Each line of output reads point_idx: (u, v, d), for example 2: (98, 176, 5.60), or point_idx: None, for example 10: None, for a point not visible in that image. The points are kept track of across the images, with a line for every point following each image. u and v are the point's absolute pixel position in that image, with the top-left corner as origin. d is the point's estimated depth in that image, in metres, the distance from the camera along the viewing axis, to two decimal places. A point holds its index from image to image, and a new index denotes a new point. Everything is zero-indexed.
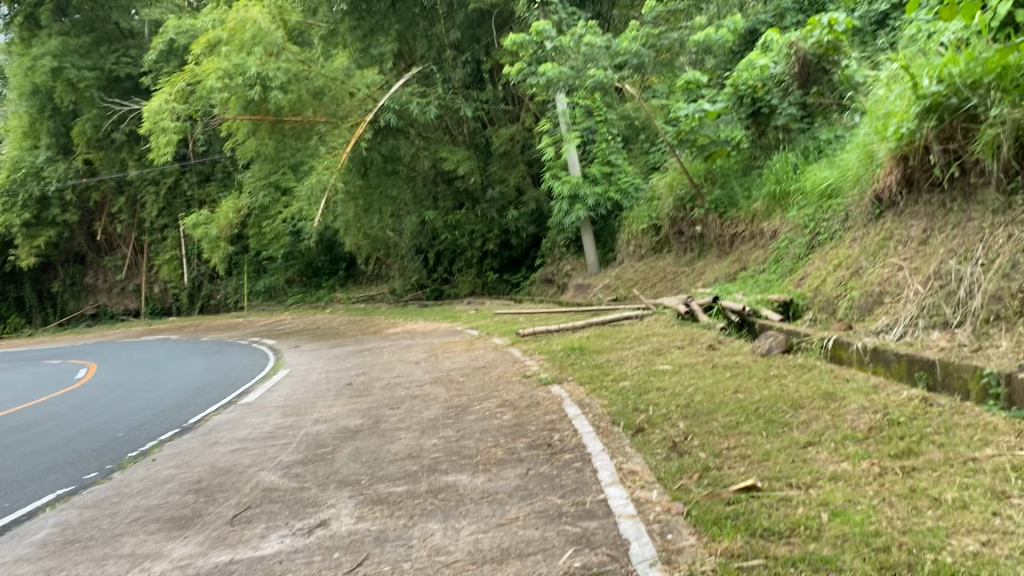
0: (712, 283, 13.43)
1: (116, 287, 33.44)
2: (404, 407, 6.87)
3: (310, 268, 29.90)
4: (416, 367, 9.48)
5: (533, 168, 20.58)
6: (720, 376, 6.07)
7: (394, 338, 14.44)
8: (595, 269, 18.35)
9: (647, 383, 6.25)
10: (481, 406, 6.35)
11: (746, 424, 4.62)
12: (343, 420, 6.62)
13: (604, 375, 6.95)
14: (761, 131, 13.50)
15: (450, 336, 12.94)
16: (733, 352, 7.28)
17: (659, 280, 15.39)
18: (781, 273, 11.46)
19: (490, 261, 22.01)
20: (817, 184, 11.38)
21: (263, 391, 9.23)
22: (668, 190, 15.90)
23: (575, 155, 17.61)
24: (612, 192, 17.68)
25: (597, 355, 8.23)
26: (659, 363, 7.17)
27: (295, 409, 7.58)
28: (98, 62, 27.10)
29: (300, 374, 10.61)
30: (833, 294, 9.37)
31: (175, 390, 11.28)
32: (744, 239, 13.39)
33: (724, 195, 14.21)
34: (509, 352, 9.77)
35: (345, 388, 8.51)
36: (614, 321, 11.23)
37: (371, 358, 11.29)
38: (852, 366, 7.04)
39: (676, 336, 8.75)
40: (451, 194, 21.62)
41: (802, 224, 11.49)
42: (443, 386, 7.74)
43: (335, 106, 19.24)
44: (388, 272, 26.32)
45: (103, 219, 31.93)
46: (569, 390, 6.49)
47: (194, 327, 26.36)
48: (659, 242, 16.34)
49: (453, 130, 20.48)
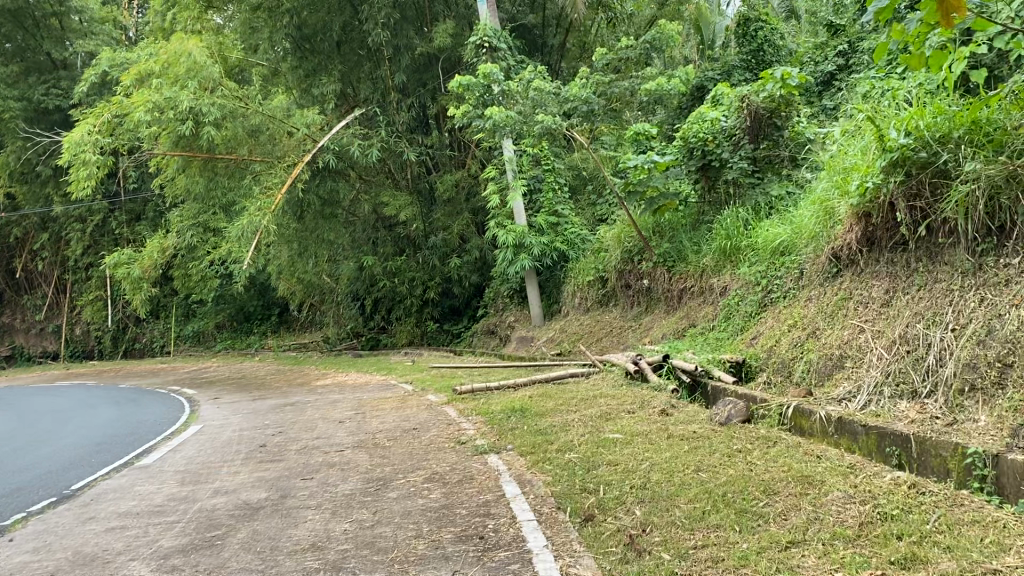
0: (660, 339, 12.85)
1: (35, 328, 31.55)
2: (318, 477, 6.00)
3: (241, 313, 28.76)
4: (340, 428, 8.58)
5: (477, 217, 19.98)
6: (678, 450, 5.37)
7: (321, 391, 13.46)
8: (539, 321, 17.67)
9: (593, 456, 5.51)
10: (406, 479, 5.53)
11: (714, 515, 3.92)
12: (245, 492, 5.73)
13: (547, 444, 6.18)
14: (711, 186, 13.09)
15: (382, 391, 12.03)
16: (689, 420, 6.59)
17: (604, 335, 14.79)
18: (732, 331, 10.93)
19: (430, 310, 21.22)
20: (769, 240, 10.91)
21: (166, 451, 8.20)
22: (615, 242, 15.36)
23: (521, 203, 17.04)
24: (557, 242, 17.15)
25: (540, 419, 7.47)
26: (608, 431, 6.42)
27: (194, 475, 6.63)
28: (26, 92, 25.75)
29: (211, 431, 9.62)
30: (789, 355, 8.85)
31: (72, 445, 10.08)
32: (694, 294, 12.86)
33: (673, 249, 13.73)
34: (443, 412, 8.95)
35: (257, 451, 7.58)
36: (558, 378, 10.49)
37: (294, 414, 10.34)
38: (815, 437, 6.41)
39: (626, 399, 8.04)
40: (391, 240, 20.64)
41: (753, 281, 11.02)
42: (366, 452, 6.88)
43: (271, 145, 18.37)
44: (322, 319, 25.24)
45: (24, 256, 30.15)
46: (507, 462, 5.72)
47: (113, 372, 24.85)
48: (605, 295, 15.78)
49: (396, 174, 19.76)
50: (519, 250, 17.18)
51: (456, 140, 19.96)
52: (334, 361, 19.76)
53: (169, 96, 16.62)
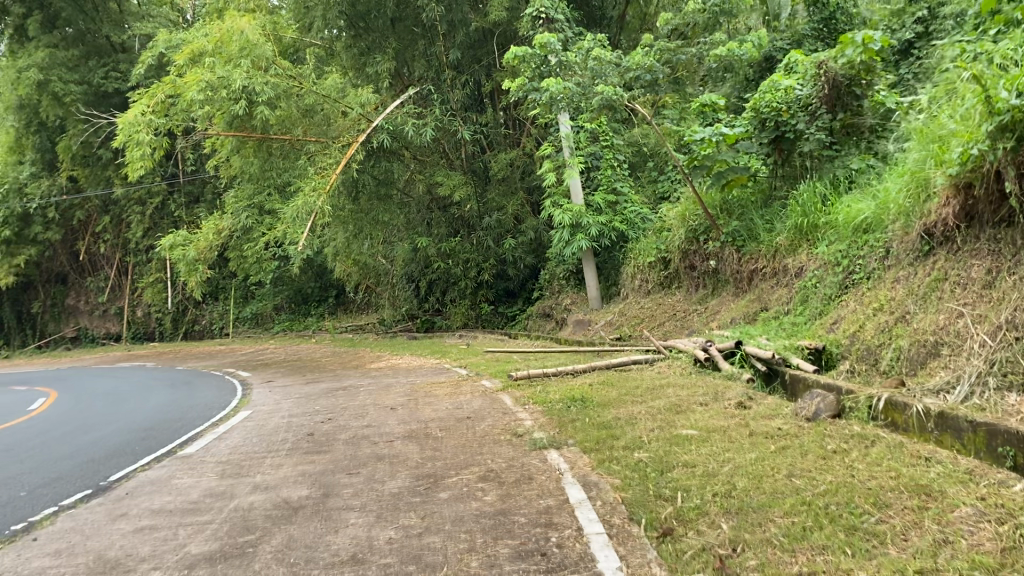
0: (728, 323, 12.15)
1: (98, 310, 31.99)
2: (364, 472, 5.54)
3: (299, 294, 28.58)
4: (390, 415, 8.14)
5: (532, 196, 19.44)
6: (764, 451, 4.77)
7: (375, 374, 13.10)
8: (597, 304, 17.04)
9: (668, 457, 4.92)
10: (457, 478, 5.02)
11: (818, 533, 3.33)
12: (286, 488, 5.31)
13: (614, 440, 5.62)
14: (785, 159, 12.39)
15: (435, 376, 11.57)
16: (771, 416, 5.96)
17: (667, 318, 14.13)
18: (810, 317, 10.20)
19: (486, 292, 20.72)
20: (852, 216, 10.20)
21: (211, 439, 7.85)
22: (678, 222, 14.66)
23: (578, 181, 16.43)
24: (616, 222, 16.50)
25: (605, 411, 6.90)
26: (682, 427, 5.81)
27: (236, 467, 6.25)
28: (86, 76, 25.95)
29: (259, 417, 9.26)
30: (875, 341, 8.12)
31: (120, 430, 9.83)
32: (765, 276, 12.15)
33: (743, 227, 12.99)
34: (499, 400, 8.44)
35: (302, 441, 7.16)
36: (619, 364, 9.87)
37: (344, 399, 9.96)
38: (911, 433, 5.68)
39: (696, 389, 7.41)
40: (445, 221, 20.06)
41: (832, 261, 10.29)
42: (416, 445, 6.40)
43: (326, 126, 17.97)
44: (377, 301, 24.97)
45: (87, 239, 30.54)
46: (570, 459, 5.18)
47: (173, 354, 25.00)
48: (668, 277, 15.11)
49: (451, 154, 19.35)
50: (577, 230, 16.58)
51: (513, 116, 19.69)
52: (389, 344, 19.47)
53: (222, 75, 16.41)
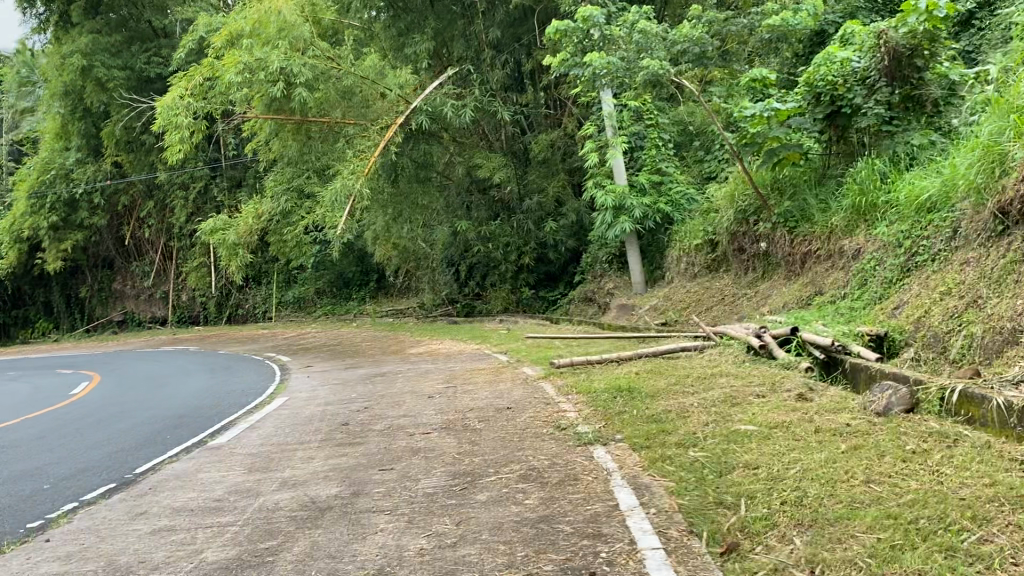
0: (780, 308, 11.58)
1: (144, 294, 32.23)
2: (397, 468, 5.19)
3: (340, 278, 28.47)
4: (428, 404, 7.80)
5: (574, 177, 18.94)
6: (833, 451, 4.32)
7: (414, 360, 12.79)
8: (640, 288, 16.52)
9: (725, 457, 4.50)
10: (496, 477, 4.63)
11: (912, 554, 2.90)
12: (314, 486, 4.97)
13: (666, 436, 5.20)
14: (839, 136, 11.80)
15: (475, 362, 11.22)
16: (836, 410, 5.49)
17: (715, 303, 13.59)
18: (868, 301, 9.63)
19: (526, 276, 20.30)
20: (914, 195, 9.60)
21: (243, 428, 7.58)
22: (727, 202, 14.10)
23: (622, 161, 15.91)
24: (661, 203, 15.95)
25: (654, 402, 6.46)
26: (739, 422, 5.37)
27: (265, 461, 5.94)
28: (130, 61, 26.00)
29: (295, 404, 8.98)
30: (943, 328, 7.57)
31: (155, 417, 9.63)
32: (820, 259, 11.56)
33: (795, 207, 12.36)
34: (540, 389, 8.04)
35: (335, 432, 6.84)
36: (667, 351, 9.40)
37: (381, 386, 9.64)
38: (989, 430, 5.08)
39: (751, 379, 6.93)
40: (486, 204, 19.82)
41: (893, 242, 9.72)
42: (454, 438, 6.03)
43: (364, 108, 17.63)
44: (418, 286, 24.69)
45: (132, 223, 30.72)
46: (617, 458, 4.78)
47: (216, 338, 25.03)
48: (715, 260, 14.56)
49: (490, 135, 18.91)
50: (620, 212, 16.07)
51: (553, 97, 19.04)
52: (429, 328, 19.19)
53: (260, 57, 16.17)
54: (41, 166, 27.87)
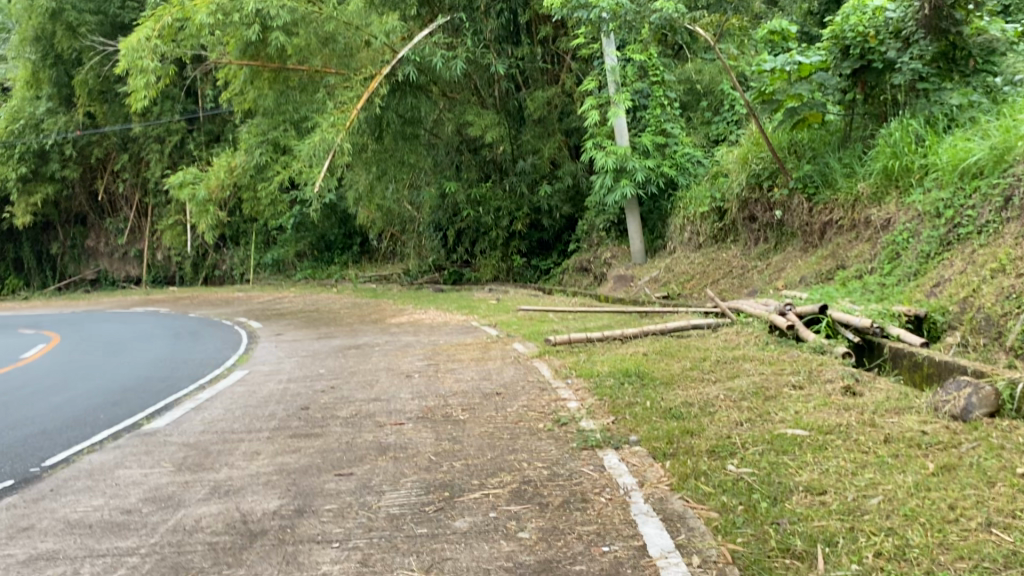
0: (795, 284, 10.54)
1: (119, 253, 30.82)
2: (358, 473, 4.15)
3: (322, 241, 27.09)
4: (405, 386, 6.74)
5: (570, 139, 17.77)
6: (920, 474, 3.31)
7: (393, 330, 11.68)
8: (639, 257, 15.43)
9: (776, 475, 3.48)
10: (481, 495, 3.60)
11: None
12: (251, 495, 3.94)
13: (694, 441, 4.19)
14: (867, 95, 10.72)
15: (461, 335, 10.14)
16: (899, 412, 4.48)
17: (721, 276, 12.54)
18: (901, 278, 8.60)
19: (517, 243, 19.15)
20: (956, 158, 8.62)
21: (189, 410, 6.50)
22: (738, 166, 13.03)
23: (623, 120, 14.82)
24: (664, 167, 14.84)
25: (670, 393, 5.43)
26: (782, 425, 4.34)
27: (201, 455, 4.89)
28: (103, 6, 24.55)
29: (254, 381, 7.88)
30: (998, 310, 6.54)
31: (97, 389, 8.52)
32: (841, 230, 10.52)
33: (816, 171, 11.34)
34: (535, 371, 7.00)
35: (292, 419, 5.78)
36: (677, 330, 8.34)
37: (354, 361, 8.55)
38: None
39: (783, 367, 5.89)
40: (476, 164, 18.73)
41: (930, 212, 8.71)
42: (431, 432, 4.98)
43: (348, 58, 16.29)
44: (403, 251, 23.45)
45: (106, 177, 29.14)
46: (634, 470, 3.77)
47: (189, 300, 23.82)
48: (722, 230, 13.51)
49: (483, 91, 17.66)
50: (620, 176, 14.93)
51: (550, 52, 17.91)
52: (413, 295, 18.10)
53: None
54: (10, 115, 26.17)
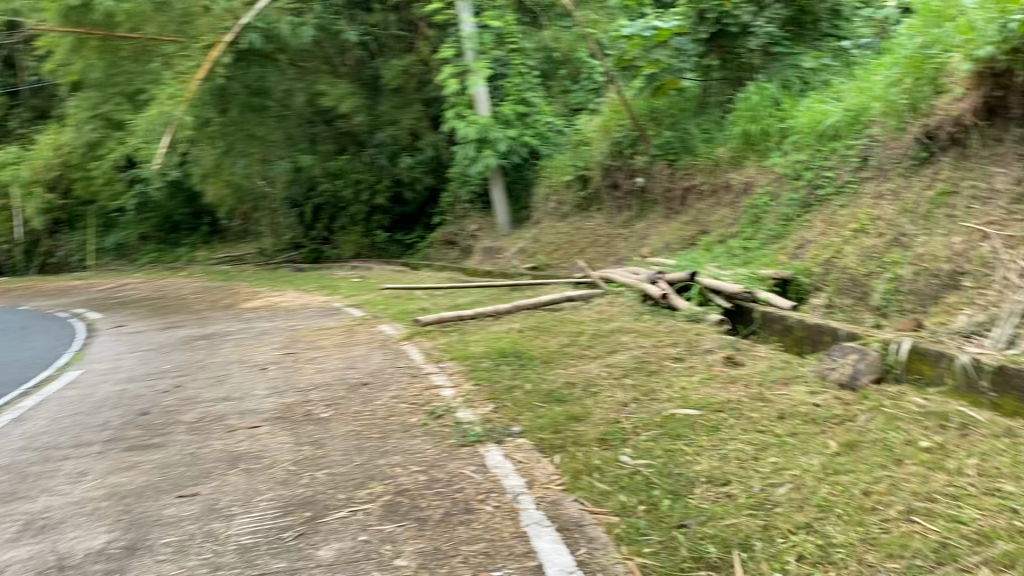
0: (662, 250, 10.46)
1: None
2: (203, 493, 3.58)
3: (168, 222, 25.30)
4: (260, 380, 6.12)
5: (430, 109, 17.29)
6: (825, 455, 3.09)
7: (248, 316, 10.85)
8: (505, 228, 15.13)
9: (674, 465, 3.17)
10: (349, 513, 3.12)
11: None
12: (71, 530, 3.32)
13: (582, 429, 3.86)
14: (724, 60, 10.74)
15: (322, 319, 9.48)
16: (786, 381, 4.31)
17: (588, 245, 12.35)
18: (764, 241, 8.60)
19: (380, 217, 18.59)
20: (814, 120, 8.68)
21: (5, 423, 5.62)
22: (601, 134, 12.97)
23: (484, 90, 14.51)
24: (528, 136, 14.61)
25: (551, 373, 5.11)
26: (671, 405, 4.07)
27: (14, 480, 4.17)
28: None
29: (86, 383, 7.00)
30: (862, 271, 6.49)
31: None
32: (703, 195, 10.48)
33: (677, 137, 11.26)
34: (404, 356, 6.52)
35: (128, 427, 5.07)
36: (550, 303, 8.04)
37: (203, 354, 7.79)
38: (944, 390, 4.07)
39: (662, 338, 5.65)
40: (332, 137, 17.55)
41: (791, 176, 8.72)
42: (289, 436, 4.43)
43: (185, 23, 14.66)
44: (257, 230, 22.17)
45: None
46: (522, 469, 3.39)
47: (18, 291, 21.64)
48: (586, 198, 13.35)
49: (335, 58, 16.65)
50: (483, 145, 14.57)
51: (405, 18, 17.05)
52: (270, 277, 17.11)
53: None
54: None
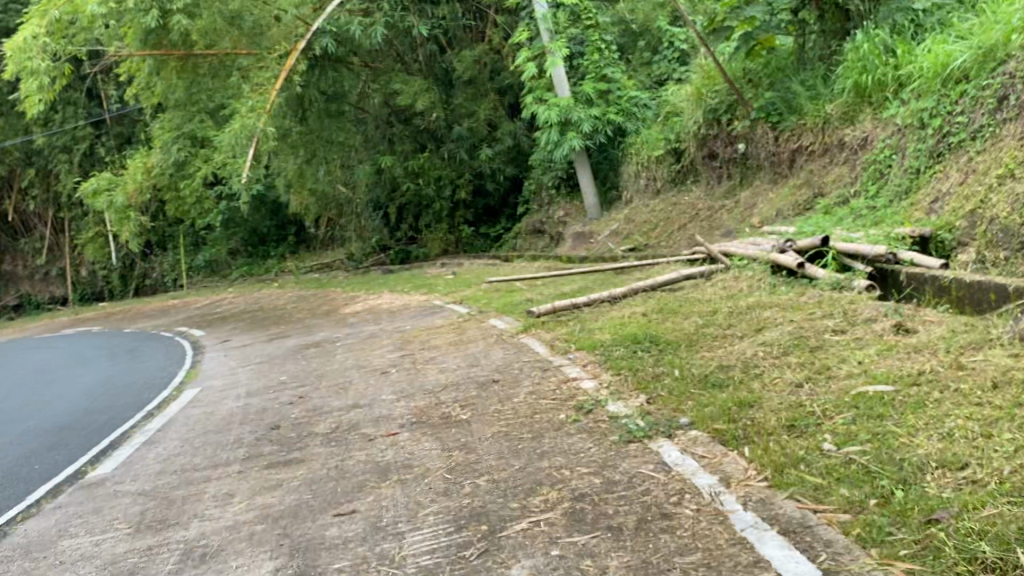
0: (772, 219, 9.90)
1: (39, 273, 27.89)
2: (363, 510, 3.37)
3: (255, 235, 25.65)
4: (385, 385, 5.92)
5: (505, 98, 17.00)
6: None
7: (351, 321, 10.75)
8: (596, 213, 14.71)
9: (893, 451, 2.80)
10: (529, 525, 2.85)
11: None
12: (237, 557, 3.15)
13: (759, 414, 3.51)
14: (821, 12, 10.23)
15: (429, 318, 9.28)
16: (977, 347, 3.87)
17: (688, 221, 11.87)
18: (892, 198, 8.03)
19: (464, 212, 18.30)
20: (937, 63, 8.07)
21: (138, 446, 5.56)
22: (691, 102, 12.32)
23: (561, 70, 14.05)
24: (610, 114, 14.09)
25: (698, 356, 4.76)
26: (853, 381, 3.68)
27: (165, 506, 4.05)
28: None
29: (208, 400, 6.95)
30: (1017, 220, 5.89)
31: (29, 430, 7.41)
32: (814, 155, 9.93)
33: (778, 97, 10.71)
34: (528, 349, 6.25)
35: (264, 443, 4.93)
36: (668, 283, 7.66)
37: (318, 362, 7.67)
38: None
39: (813, 310, 5.22)
40: (410, 135, 17.60)
41: (914, 122, 8.16)
42: (435, 441, 4.19)
43: (259, 36, 15.02)
44: (344, 236, 22.26)
45: (14, 196, 26.15)
46: (710, 464, 3.07)
47: (121, 314, 22.16)
48: (680, 173, 12.87)
49: (406, 56, 16.71)
50: (566, 128, 14.13)
51: (472, 8, 16.70)
52: (363, 281, 17.10)
53: None
54: None
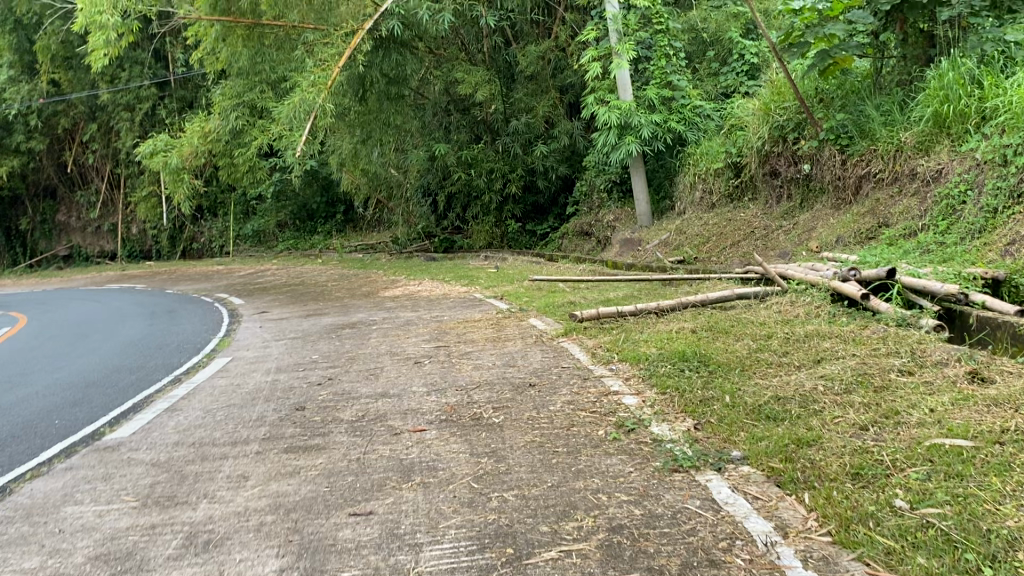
0: (833, 244, 9.46)
1: (91, 226, 28.18)
2: (380, 513, 3.13)
3: (303, 210, 25.61)
4: (416, 376, 5.68)
5: (566, 96, 16.49)
6: None
7: (389, 306, 10.53)
8: (647, 220, 14.33)
9: (977, 518, 2.49)
10: (559, 553, 2.59)
11: None
12: (242, 550, 2.92)
13: (819, 456, 3.20)
14: (905, 36, 9.81)
15: (468, 311, 9.02)
16: None
17: (742, 238, 11.45)
18: (963, 236, 7.58)
19: (512, 207, 17.99)
20: None
21: (159, 413, 5.40)
22: (758, 117, 11.86)
23: (627, 72, 13.72)
24: (673, 122, 13.67)
25: (750, 383, 4.45)
26: (925, 431, 3.35)
27: (176, 481, 3.85)
28: None
29: (236, 372, 6.77)
30: None
31: (56, 383, 7.33)
32: (882, 183, 9.50)
33: (850, 119, 10.19)
34: (568, 354, 5.97)
35: (285, 425, 4.72)
36: (719, 300, 7.32)
37: (351, 345, 7.46)
38: None
39: (878, 347, 4.87)
40: (467, 125, 17.42)
41: (997, 160, 7.70)
42: (463, 444, 3.93)
43: (327, 11, 14.65)
44: (391, 219, 22.13)
45: (74, 148, 26.42)
46: (765, 509, 2.78)
47: (166, 275, 22.25)
48: (739, 188, 12.47)
49: (471, 46, 16.65)
50: (624, 131, 13.78)
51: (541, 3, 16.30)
52: (404, 265, 16.96)
53: None
54: None
